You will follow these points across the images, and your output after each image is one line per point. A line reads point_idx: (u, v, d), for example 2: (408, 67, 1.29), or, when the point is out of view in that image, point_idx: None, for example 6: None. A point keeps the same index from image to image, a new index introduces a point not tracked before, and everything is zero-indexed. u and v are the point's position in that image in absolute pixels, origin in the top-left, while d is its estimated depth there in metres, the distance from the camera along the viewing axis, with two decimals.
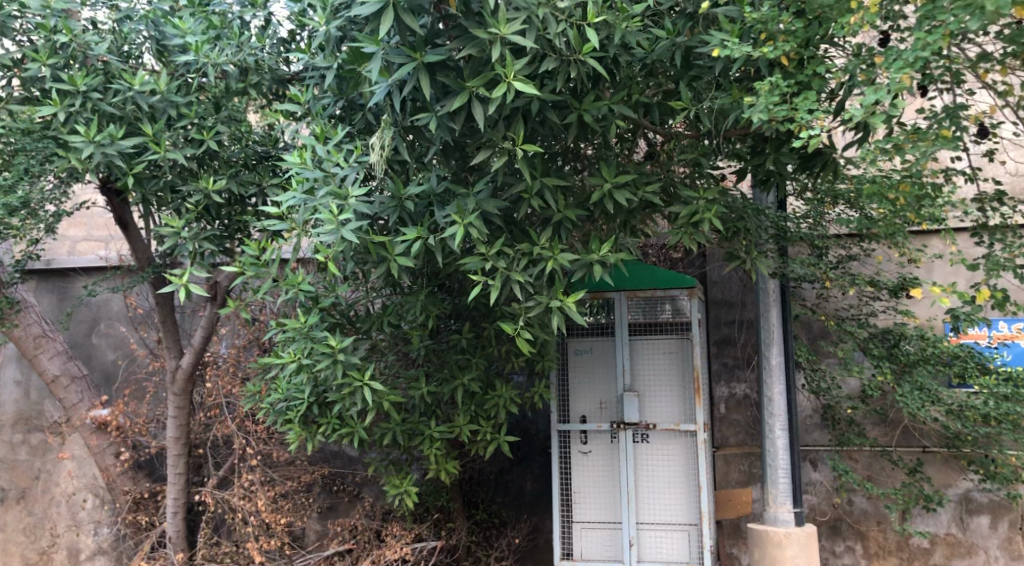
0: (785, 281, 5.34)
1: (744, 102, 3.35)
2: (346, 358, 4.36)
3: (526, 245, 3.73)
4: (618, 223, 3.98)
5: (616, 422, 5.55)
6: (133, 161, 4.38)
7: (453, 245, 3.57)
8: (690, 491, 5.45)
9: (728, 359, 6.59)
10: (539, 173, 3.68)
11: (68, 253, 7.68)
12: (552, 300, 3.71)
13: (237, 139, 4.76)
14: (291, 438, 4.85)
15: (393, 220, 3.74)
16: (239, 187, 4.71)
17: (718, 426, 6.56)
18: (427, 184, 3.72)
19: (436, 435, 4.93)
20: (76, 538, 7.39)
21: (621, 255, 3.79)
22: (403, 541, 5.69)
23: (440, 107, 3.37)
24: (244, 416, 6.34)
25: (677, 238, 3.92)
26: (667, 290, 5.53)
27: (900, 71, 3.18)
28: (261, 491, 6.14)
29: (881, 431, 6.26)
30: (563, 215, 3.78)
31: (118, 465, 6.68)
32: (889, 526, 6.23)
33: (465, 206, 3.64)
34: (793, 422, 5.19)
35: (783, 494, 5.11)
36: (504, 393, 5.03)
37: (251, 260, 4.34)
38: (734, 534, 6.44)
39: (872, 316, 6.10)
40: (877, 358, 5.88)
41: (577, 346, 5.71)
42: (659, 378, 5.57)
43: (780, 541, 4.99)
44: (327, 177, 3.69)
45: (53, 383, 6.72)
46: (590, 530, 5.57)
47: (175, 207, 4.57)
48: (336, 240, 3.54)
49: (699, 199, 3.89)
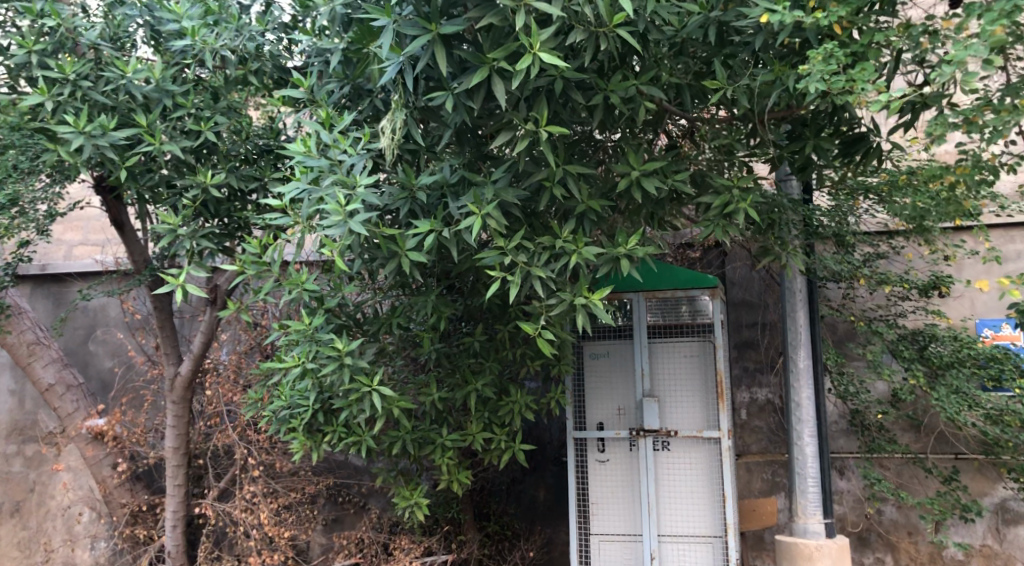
0: (812, 279, 5.05)
1: (796, 72, 3.15)
2: (353, 362, 4.10)
3: (547, 239, 3.47)
4: (644, 215, 3.73)
5: (636, 429, 5.27)
6: (126, 153, 4.12)
7: (470, 238, 3.31)
8: (715, 502, 5.15)
9: (749, 362, 6.31)
10: (562, 159, 3.43)
11: (63, 258, 7.48)
12: (575, 297, 3.45)
13: (236, 131, 4.44)
14: (295, 448, 4.58)
15: (404, 212, 3.47)
16: (239, 182, 4.43)
17: (740, 433, 6.27)
18: (440, 173, 3.48)
19: (448, 444, 4.65)
20: (71, 554, 7.09)
21: (650, 249, 3.53)
22: (413, 554, 5.41)
23: (456, 85, 3.13)
24: (245, 426, 6.07)
25: (709, 231, 3.70)
26: (687, 290, 5.23)
27: (994, 23, 2.89)
28: (264, 503, 5.87)
29: (911, 437, 5.98)
30: (587, 206, 3.52)
31: (115, 477, 6.41)
32: (921, 537, 5.92)
33: (482, 195, 3.38)
34: (823, 428, 4.90)
35: (812, 505, 4.82)
36: (519, 399, 4.75)
37: (251, 258, 4.07)
38: (757, 545, 6.17)
39: (901, 316, 5.84)
40: (908, 360, 5.60)
41: (593, 350, 5.44)
42: (680, 382, 5.28)
43: (810, 555, 4.70)
44: (332, 165, 3.43)
45: (47, 392, 6.45)
46: (609, 543, 5.28)
47: (171, 203, 4.31)
48: (344, 233, 3.29)
49: (733, 188, 3.67)
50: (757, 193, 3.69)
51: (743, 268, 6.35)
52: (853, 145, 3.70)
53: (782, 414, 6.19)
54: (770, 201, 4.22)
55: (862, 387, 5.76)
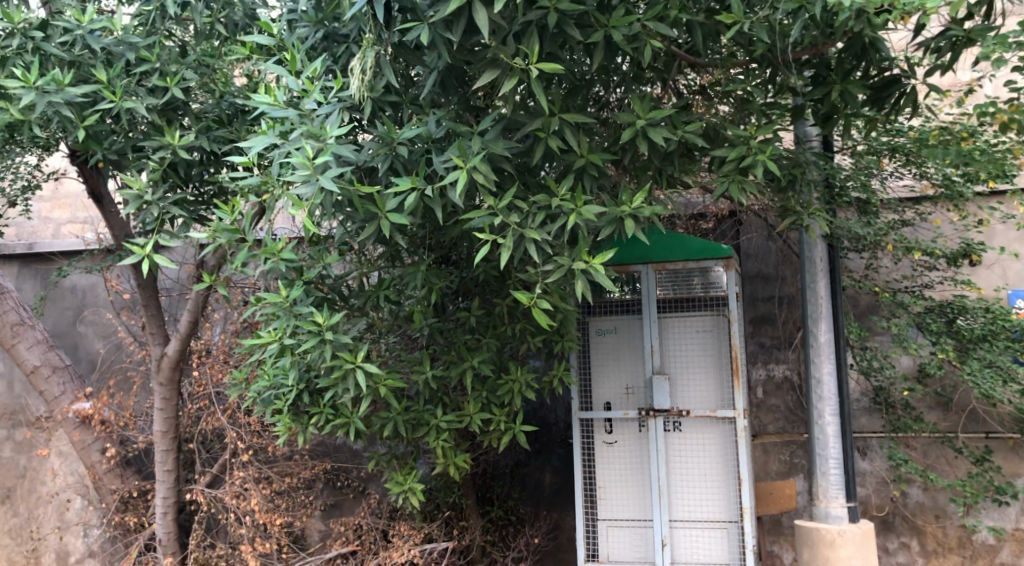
0: (833, 247, 4.69)
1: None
2: (335, 337, 3.79)
3: (542, 198, 3.13)
4: (652, 172, 3.38)
5: (645, 408, 4.93)
6: (85, 112, 3.78)
7: (455, 195, 2.97)
8: (730, 484, 4.82)
9: (765, 339, 5.94)
10: (558, 108, 3.08)
11: (51, 236, 7.19)
12: (573, 262, 3.10)
13: (208, 91, 4.20)
14: (280, 431, 4.28)
15: (383, 170, 3.14)
16: (212, 144, 4.12)
17: (756, 412, 5.92)
18: (423, 126, 3.15)
19: (442, 426, 4.32)
20: (63, 541, 6.85)
21: (658, 208, 3.18)
22: (412, 541, 5.11)
23: (432, 15, 2.82)
24: (234, 408, 5.77)
25: (723, 187, 3.36)
26: (700, 261, 4.88)
27: None
28: (256, 489, 5.57)
29: (939, 416, 5.60)
30: (587, 160, 3.17)
31: (105, 462, 6.10)
32: (950, 521, 5.56)
33: (468, 148, 3.04)
34: (845, 406, 4.55)
35: (835, 487, 4.47)
36: (520, 377, 4.38)
37: (224, 226, 3.76)
38: (774, 530, 5.83)
39: (929, 287, 5.47)
40: (936, 334, 5.25)
41: (600, 326, 5.09)
42: (691, 359, 4.94)
43: (832, 541, 4.37)
44: (303, 117, 3.10)
45: (32, 374, 6.11)
46: (617, 529, 4.96)
47: (138, 167, 3.99)
48: (314, 192, 2.97)
49: (750, 141, 3.32)
50: (776, 146, 3.34)
51: (759, 238, 5.98)
52: (883, 90, 3.37)
53: (801, 393, 5.83)
54: (793, 155, 3.82)
55: (886, 362, 5.41)
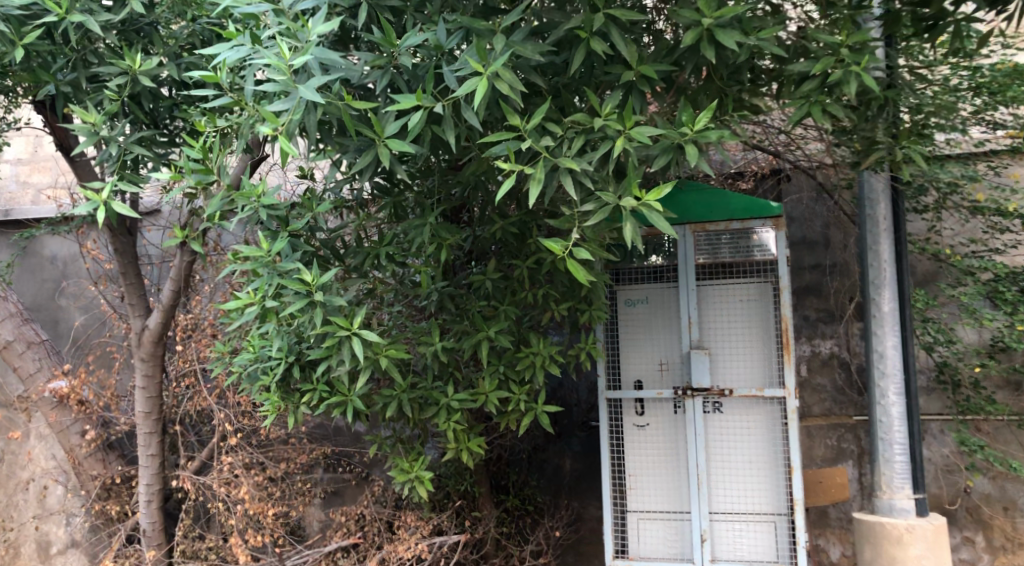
0: (897, 201, 4.00)
1: None
2: (326, 299, 3.19)
3: (581, 118, 2.52)
4: (716, 92, 2.78)
5: (681, 387, 4.31)
6: (23, 28, 3.26)
7: (472, 109, 2.36)
8: (779, 473, 4.20)
9: (810, 311, 5.29)
10: (602, 1, 2.47)
11: (31, 203, 6.57)
12: (619, 200, 2.45)
13: (177, 13, 3.61)
14: (267, 411, 3.68)
15: (382, 86, 2.55)
16: (181, 72, 3.57)
17: (799, 393, 5.28)
18: (431, 31, 2.54)
19: (453, 405, 3.68)
20: (45, 530, 6.25)
21: (723, 132, 2.54)
22: (420, 534, 4.50)
23: None
24: (221, 387, 5.13)
25: (804, 110, 2.75)
26: (744, 221, 4.23)
27: None
28: (248, 476, 4.95)
29: (1009, 396, 4.95)
30: (638, 72, 2.55)
31: (84, 446, 5.48)
32: (1020, 513, 4.93)
33: (489, 51, 2.43)
34: (911, 384, 3.90)
35: (899, 476, 3.83)
36: (542, 350, 3.72)
37: (193, 165, 3.13)
38: (820, 522, 5.21)
39: (1002, 251, 4.79)
40: (1011, 304, 4.55)
41: (629, 295, 4.45)
42: (736, 330, 4.31)
43: (900, 538, 3.73)
44: (278, 12, 2.51)
45: (4, 350, 5.52)
46: (651, 523, 4.35)
47: (95, 99, 3.50)
48: (293, 107, 2.42)
49: (840, 50, 2.71)
50: (870, 57, 2.71)
51: (805, 200, 5.30)
52: None
53: (851, 370, 5.18)
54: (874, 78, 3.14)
55: (953, 336, 4.77)
